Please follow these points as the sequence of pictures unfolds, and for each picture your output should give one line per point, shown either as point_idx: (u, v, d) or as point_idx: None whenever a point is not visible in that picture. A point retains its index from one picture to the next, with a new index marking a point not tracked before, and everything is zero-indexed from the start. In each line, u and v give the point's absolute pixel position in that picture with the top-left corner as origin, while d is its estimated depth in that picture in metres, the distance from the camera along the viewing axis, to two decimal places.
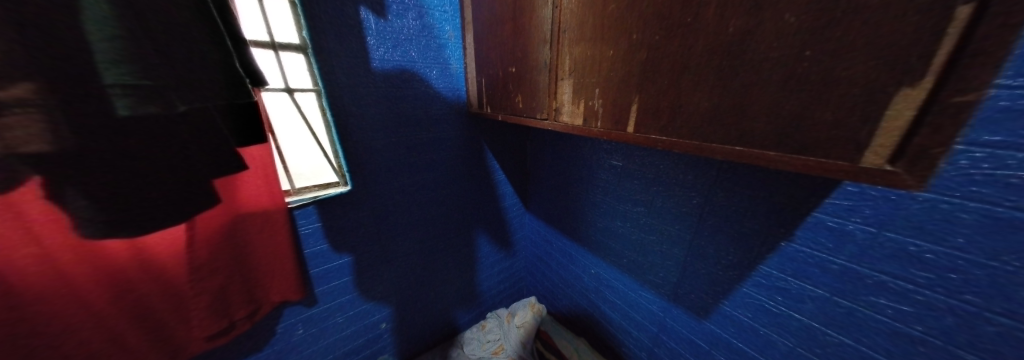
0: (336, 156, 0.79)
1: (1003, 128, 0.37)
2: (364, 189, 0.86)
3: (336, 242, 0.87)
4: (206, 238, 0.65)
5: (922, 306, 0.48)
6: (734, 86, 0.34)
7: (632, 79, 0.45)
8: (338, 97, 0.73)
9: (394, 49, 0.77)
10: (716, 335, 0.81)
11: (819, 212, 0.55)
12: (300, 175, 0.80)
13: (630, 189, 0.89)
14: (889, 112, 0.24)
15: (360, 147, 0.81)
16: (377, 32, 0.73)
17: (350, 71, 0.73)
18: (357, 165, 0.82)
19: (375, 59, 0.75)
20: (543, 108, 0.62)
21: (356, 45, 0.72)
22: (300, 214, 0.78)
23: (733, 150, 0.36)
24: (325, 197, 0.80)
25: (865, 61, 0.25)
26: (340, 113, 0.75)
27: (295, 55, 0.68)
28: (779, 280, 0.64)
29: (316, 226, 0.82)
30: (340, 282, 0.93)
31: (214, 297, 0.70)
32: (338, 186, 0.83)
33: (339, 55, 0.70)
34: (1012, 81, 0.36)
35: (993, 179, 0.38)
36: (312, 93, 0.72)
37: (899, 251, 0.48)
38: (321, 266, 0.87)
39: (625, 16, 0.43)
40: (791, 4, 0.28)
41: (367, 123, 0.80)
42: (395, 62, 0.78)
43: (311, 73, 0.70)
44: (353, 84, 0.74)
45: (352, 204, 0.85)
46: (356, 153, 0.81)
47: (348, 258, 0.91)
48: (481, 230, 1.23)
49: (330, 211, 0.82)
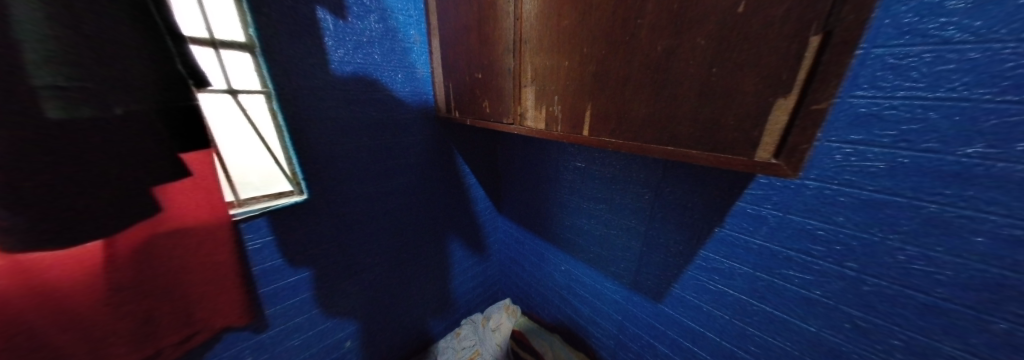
0: (290, 162, 0.74)
1: (864, 129, 0.47)
2: (324, 197, 0.81)
3: (293, 255, 0.81)
4: (130, 255, 0.58)
5: (818, 273, 0.59)
6: (665, 94, 0.40)
7: (585, 87, 0.50)
8: (292, 101, 0.70)
9: (355, 51, 0.75)
10: (670, 316, 0.90)
11: (741, 201, 0.64)
12: (248, 184, 0.73)
13: (592, 187, 0.96)
14: (771, 118, 0.31)
15: (317, 153, 0.77)
16: (336, 34, 0.71)
17: (305, 73, 0.70)
18: (315, 172, 0.78)
19: (334, 61, 0.72)
20: (508, 113, 0.66)
21: (312, 45, 0.69)
22: (247, 227, 0.71)
23: (666, 149, 0.42)
24: (276, 208, 0.74)
25: (754, 76, 0.32)
26: (294, 117, 0.71)
27: (240, 54, 0.64)
28: (715, 262, 0.74)
29: (267, 240, 0.75)
30: (299, 298, 0.87)
31: (136, 323, 0.63)
32: (293, 195, 0.78)
33: (291, 55, 0.67)
34: (866, 93, 0.46)
35: (860, 169, 0.49)
36: (260, 95, 0.68)
37: (800, 229, 0.58)
38: (273, 283, 0.81)
39: (577, 31, 0.48)
40: (701, 29, 0.34)
41: (326, 128, 0.76)
42: (357, 65, 0.76)
43: (260, 74, 0.65)
44: (309, 87, 0.71)
45: (311, 214, 0.80)
46: (313, 159, 0.76)
47: (306, 273, 0.85)
48: (453, 235, 1.23)
49: (284, 223, 0.77)
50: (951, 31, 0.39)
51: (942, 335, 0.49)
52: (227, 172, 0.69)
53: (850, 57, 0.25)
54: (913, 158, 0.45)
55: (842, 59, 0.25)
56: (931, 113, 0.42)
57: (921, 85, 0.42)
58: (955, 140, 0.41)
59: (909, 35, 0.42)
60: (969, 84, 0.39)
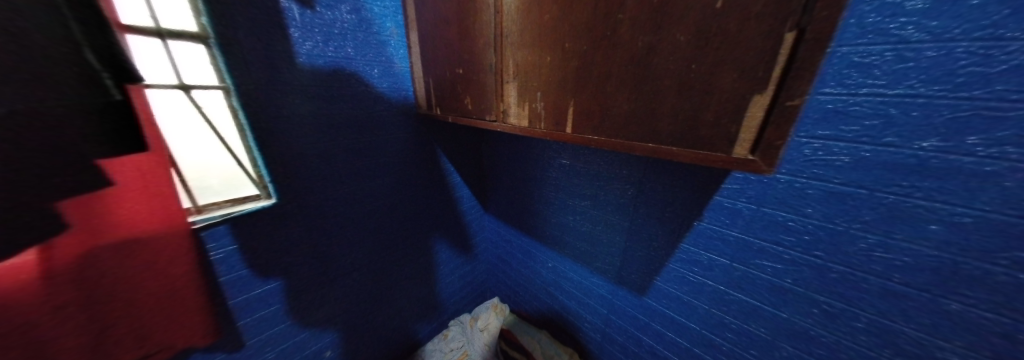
0: (255, 164, 0.68)
1: (832, 125, 0.50)
2: (294, 201, 0.75)
3: (263, 264, 0.75)
4: (69, 273, 0.49)
5: (789, 263, 0.61)
6: (646, 91, 0.40)
7: (568, 84, 0.49)
8: (255, 98, 0.64)
9: (325, 43, 0.69)
10: (653, 308, 0.92)
11: (718, 195, 0.66)
12: (207, 188, 0.67)
13: (578, 184, 0.96)
14: (748, 114, 0.32)
15: (286, 155, 0.71)
16: (302, 25, 0.65)
17: (270, 67, 0.64)
18: (284, 174, 0.72)
19: (301, 53, 0.66)
20: (491, 110, 0.64)
21: (275, 37, 0.62)
22: (209, 235, 0.65)
23: (648, 146, 0.42)
24: (241, 213, 0.68)
25: (732, 72, 0.32)
26: (258, 115, 0.65)
27: (193, 45, 0.57)
28: (695, 254, 0.76)
29: (231, 249, 0.69)
30: (270, 309, 0.81)
31: (81, 344, 0.54)
32: (259, 200, 0.72)
33: (252, 46, 0.60)
34: (831, 90, 0.48)
35: (826, 163, 0.52)
36: (218, 91, 0.61)
37: (773, 221, 0.61)
38: (241, 294, 0.75)
39: (559, 25, 0.47)
40: (682, 25, 0.34)
41: (296, 127, 0.71)
42: (328, 58, 0.70)
43: (216, 67, 0.59)
44: (274, 83, 0.65)
45: (282, 219, 0.75)
46: (281, 161, 0.70)
47: (277, 283, 0.79)
48: (438, 236, 1.20)
49: (250, 230, 0.71)
50: (909, 30, 0.41)
51: (898, 316, 0.52)
52: (181, 176, 0.62)
53: (822, 52, 0.25)
54: (874, 153, 0.47)
55: (815, 54, 0.26)
56: (891, 109, 0.45)
57: (881, 83, 0.44)
58: (912, 134, 0.44)
59: (871, 35, 0.44)
60: (925, 82, 0.42)
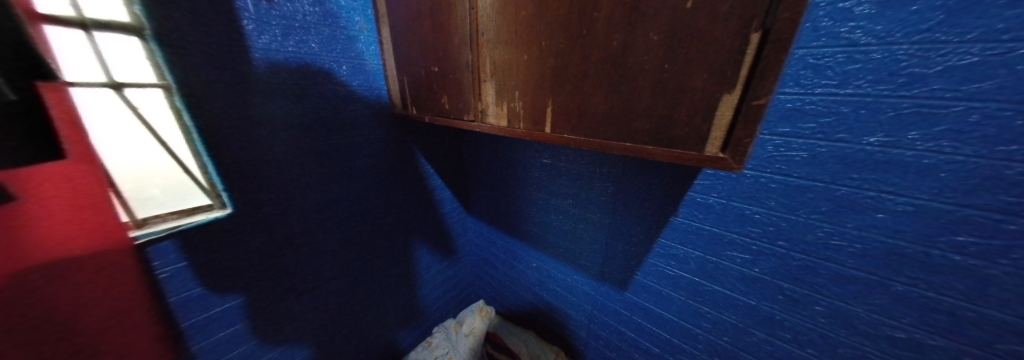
0: (206, 170, 0.61)
1: (791, 123, 0.53)
2: (255, 211, 0.69)
3: (221, 281, 0.68)
4: None
5: (756, 253, 0.65)
6: (622, 91, 0.40)
7: (546, 83, 0.48)
8: (201, 97, 0.56)
9: (285, 37, 0.63)
10: (634, 303, 0.94)
11: (691, 191, 0.69)
12: (150, 200, 0.60)
13: (559, 183, 0.96)
14: (718, 113, 0.33)
15: (242, 160, 0.64)
16: (257, 16, 0.59)
17: (220, 63, 0.57)
18: (243, 181, 0.65)
19: (258, 48, 0.60)
20: (469, 109, 0.63)
21: (226, 30, 0.56)
22: (154, 251, 0.57)
23: (625, 146, 0.42)
24: (189, 226, 0.60)
25: (702, 72, 0.33)
26: (208, 117, 0.58)
27: (125, 37, 0.50)
28: (671, 248, 0.78)
29: (181, 266, 0.61)
30: (230, 330, 0.74)
31: None
32: (214, 210, 0.65)
33: (198, 39, 0.54)
34: (789, 90, 0.51)
35: (787, 158, 0.55)
36: (158, 90, 0.54)
37: (740, 214, 0.64)
38: (197, 315, 0.67)
39: (534, 24, 0.46)
40: (654, 24, 0.35)
41: (254, 129, 0.64)
42: (288, 54, 0.64)
43: (155, 63, 0.52)
44: (225, 80, 0.58)
45: (242, 232, 0.68)
46: (237, 167, 0.64)
47: (236, 301, 0.72)
48: (418, 240, 1.17)
49: (200, 246, 0.62)
50: (857, 34, 0.44)
51: (853, 299, 0.57)
52: (113, 187, 0.54)
53: (785, 53, 0.26)
54: (829, 148, 0.51)
55: (779, 55, 0.27)
56: (842, 108, 0.48)
57: (834, 83, 0.48)
58: (861, 130, 0.48)
59: (825, 38, 0.47)
60: (871, 82, 0.45)
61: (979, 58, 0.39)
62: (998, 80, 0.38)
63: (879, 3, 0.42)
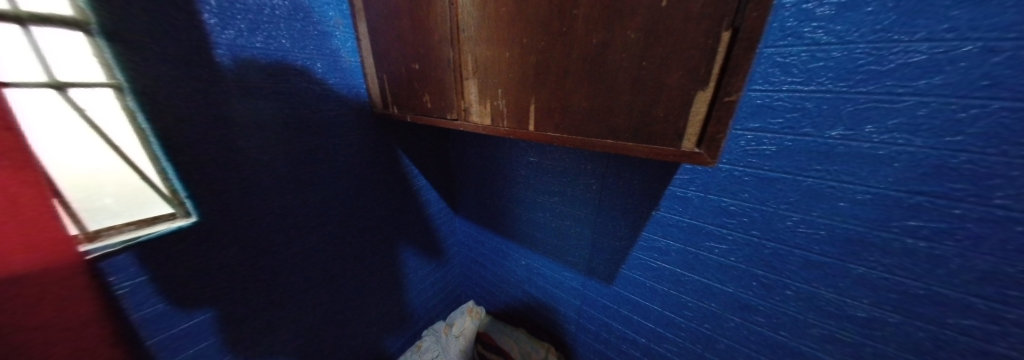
0: (166, 177, 0.57)
1: (762, 118, 0.55)
2: (225, 218, 0.65)
3: (189, 294, 0.64)
4: None
5: (732, 243, 0.68)
6: (602, 88, 0.40)
7: (528, 81, 0.48)
8: (160, 98, 0.52)
9: (253, 32, 0.59)
10: (621, 295, 0.97)
11: (671, 185, 0.71)
12: (104, 210, 0.55)
13: (546, 181, 0.97)
14: (693, 109, 0.34)
15: (207, 165, 0.60)
16: (220, 10, 0.55)
17: (181, 60, 0.53)
18: (210, 187, 0.61)
19: (221, 44, 0.56)
20: (452, 108, 0.62)
21: (186, 26, 0.52)
22: (111, 266, 0.53)
23: (606, 142, 0.43)
24: (150, 237, 0.56)
25: (678, 70, 0.33)
26: (169, 119, 0.54)
27: (69, 32, 0.45)
28: (654, 241, 0.80)
29: (141, 280, 0.57)
30: (200, 346, 0.70)
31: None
32: (177, 219, 0.60)
33: (153, 35, 0.50)
34: (759, 87, 0.54)
35: (758, 152, 0.58)
36: (108, 90, 0.50)
37: (717, 206, 0.66)
38: (161, 332, 0.63)
39: (514, 20, 0.46)
40: (632, 23, 0.35)
41: (220, 132, 0.60)
42: (256, 50, 0.61)
43: (104, 61, 0.48)
44: (186, 79, 0.54)
45: (210, 240, 0.64)
46: (203, 172, 0.60)
47: (206, 315, 0.68)
48: (404, 242, 1.14)
49: (162, 258, 0.58)
50: (819, 34, 0.47)
51: (819, 282, 0.60)
52: (59, 196, 0.49)
53: (754, 52, 0.28)
54: (796, 141, 0.53)
55: (748, 53, 0.28)
56: (807, 103, 0.51)
57: (799, 80, 0.50)
58: (824, 124, 0.50)
59: (790, 37, 0.49)
60: (832, 79, 0.48)
61: (927, 55, 0.42)
62: (943, 77, 0.41)
63: (838, 4, 0.45)
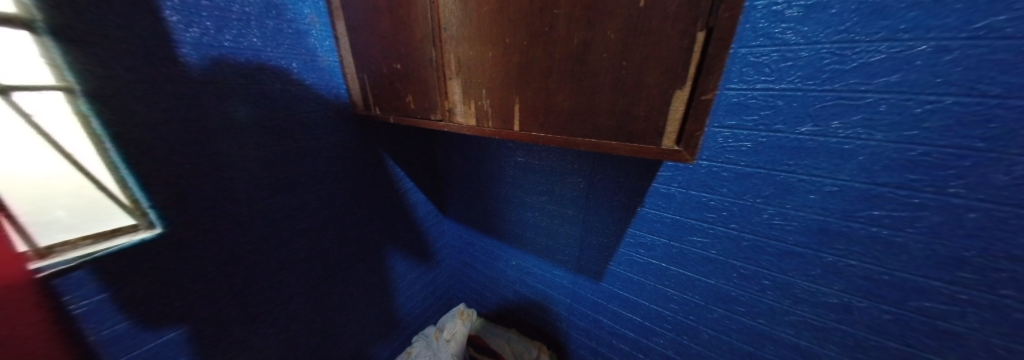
0: (128, 186, 0.53)
1: (738, 116, 0.57)
2: (195, 228, 0.61)
3: (157, 310, 0.60)
4: None
5: (714, 236, 0.70)
6: (585, 88, 0.41)
7: (512, 80, 0.48)
8: (119, 101, 0.49)
9: (221, 30, 0.56)
10: (610, 291, 0.98)
11: (655, 182, 0.72)
12: (57, 223, 0.51)
13: (534, 181, 0.97)
14: (672, 108, 0.35)
15: (173, 172, 0.57)
16: (184, 6, 0.52)
17: (142, 61, 0.50)
18: (178, 195, 0.58)
19: (186, 43, 0.53)
20: (436, 109, 0.61)
21: (147, 24, 0.49)
22: (66, 283, 0.49)
23: (590, 141, 0.43)
24: (110, 251, 0.53)
25: (657, 69, 0.34)
26: (131, 123, 0.50)
27: (14, 31, 0.42)
28: (640, 237, 0.82)
29: (101, 298, 0.53)
30: None
31: None
32: (141, 231, 0.57)
33: (109, 33, 0.46)
34: (734, 85, 0.56)
35: (735, 148, 0.60)
36: (58, 93, 0.46)
37: (698, 201, 0.68)
38: (125, 352, 0.59)
39: (496, 19, 0.45)
40: (611, 22, 0.36)
41: (188, 136, 0.57)
42: (223, 49, 0.57)
43: (53, 62, 0.45)
44: (148, 81, 0.51)
45: (180, 251, 0.60)
46: (169, 180, 0.56)
47: (176, 331, 0.64)
48: (391, 247, 1.12)
49: (125, 272, 0.55)
50: (789, 34, 0.49)
51: (794, 271, 0.63)
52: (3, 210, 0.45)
53: (727, 51, 0.29)
54: (769, 138, 0.56)
55: (722, 53, 0.29)
56: (778, 101, 0.53)
57: (771, 79, 0.52)
58: (794, 121, 0.53)
59: (762, 38, 0.51)
60: (801, 78, 0.50)
61: (886, 55, 0.44)
62: (900, 75, 0.44)
63: (805, 6, 0.47)
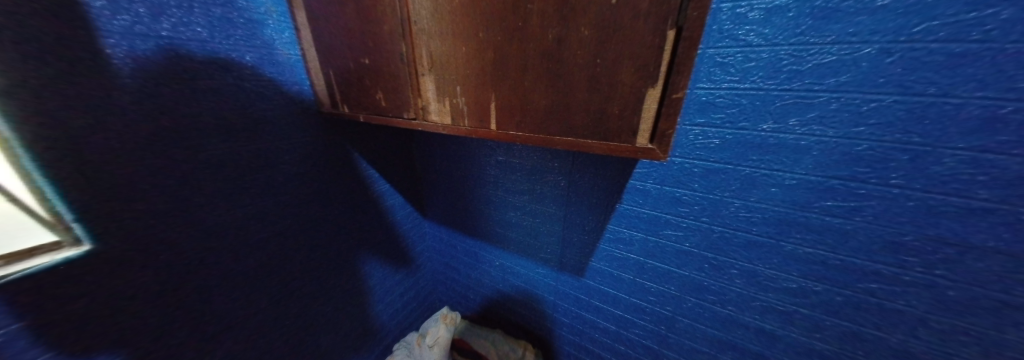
0: (47, 198, 0.46)
1: (707, 114, 0.59)
2: (133, 243, 0.55)
3: (88, 335, 0.54)
4: None
5: (686, 230, 0.72)
6: (560, 85, 0.40)
7: (486, 77, 0.47)
8: (32, 100, 0.42)
9: (157, 19, 0.50)
10: (592, 287, 1.00)
11: (632, 179, 0.74)
12: None
13: (514, 180, 0.96)
14: (645, 106, 0.35)
15: (105, 179, 0.50)
16: None
17: (59, 52, 0.43)
18: (111, 207, 0.51)
19: (114, 32, 0.47)
20: (409, 107, 0.58)
21: (62, 9, 0.43)
22: None
23: (567, 140, 0.43)
24: (27, 273, 0.46)
25: (629, 67, 0.34)
26: (47, 123, 0.44)
27: None
28: (618, 233, 0.84)
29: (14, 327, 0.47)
30: None
31: None
32: (67, 248, 0.49)
33: (11, 18, 0.39)
34: (703, 85, 0.58)
35: (705, 145, 0.62)
36: None
37: (672, 197, 0.71)
38: None
39: (468, 13, 0.44)
40: (584, 19, 0.35)
41: (121, 138, 0.50)
42: (160, 39, 0.51)
43: None
44: (68, 75, 0.44)
45: (117, 268, 0.54)
46: (99, 190, 0.50)
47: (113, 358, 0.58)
48: (367, 251, 1.07)
49: (43, 296, 0.48)
50: (752, 36, 0.51)
51: (758, 260, 0.67)
52: None
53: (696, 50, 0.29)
54: (735, 135, 0.58)
55: (691, 51, 0.30)
56: (743, 100, 0.56)
57: (736, 78, 0.55)
58: (757, 119, 0.56)
59: (727, 39, 0.53)
60: (763, 78, 0.53)
61: (836, 57, 0.47)
62: (848, 75, 0.47)
63: (765, 9, 0.49)
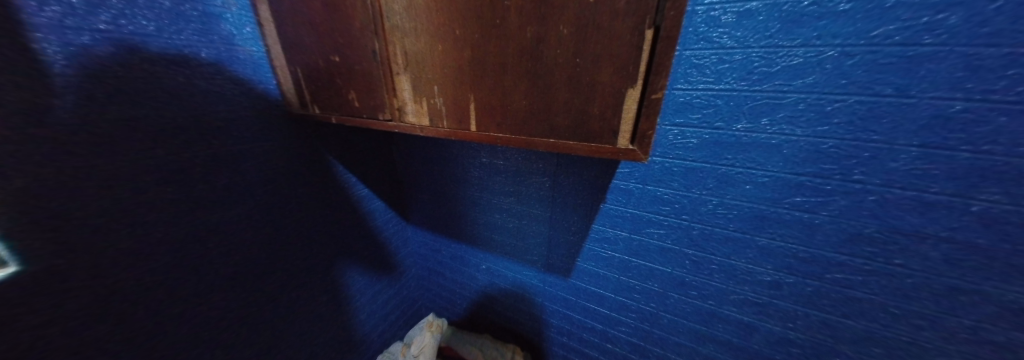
0: None
1: (684, 114, 0.60)
2: (73, 262, 0.49)
3: None
4: None
5: (667, 227, 0.74)
6: (541, 85, 0.39)
7: (465, 77, 0.45)
8: None
9: (93, 10, 0.45)
10: (578, 287, 0.99)
11: (615, 179, 0.74)
12: None
13: (499, 181, 0.94)
14: (625, 107, 0.34)
15: (37, 191, 0.44)
16: None
17: None
18: (45, 223, 0.45)
19: (41, 24, 0.41)
20: (385, 107, 0.55)
21: None
22: None
23: (549, 142, 0.42)
24: None
25: (609, 68, 0.34)
26: None
27: None
28: (603, 232, 0.84)
29: None
30: None
31: None
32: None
33: None
34: (680, 86, 0.59)
35: (683, 144, 0.63)
36: None
37: (653, 195, 0.71)
38: None
39: (445, 9, 0.42)
40: (562, 18, 0.34)
41: (52, 146, 0.44)
42: (98, 33, 0.46)
43: None
44: None
45: (53, 293, 0.47)
46: (28, 204, 0.44)
47: None
48: (345, 260, 1.02)
49: None
50: (725, 38, 0.53)
51: (735, 255, 0.69)
52: None
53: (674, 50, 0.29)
54: (711, 134, 0.60)
55: (669, 51, 0.30)
56: (718, 101, 0.57)
57: (711, 80, 0.56)
58: (731, 119, 0.57)
59: (703, 41, 0.54)
60: (737, 79, 0.54)
61: (803, 59, 0.49)
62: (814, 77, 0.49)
63: (737, 13, 0.50)
